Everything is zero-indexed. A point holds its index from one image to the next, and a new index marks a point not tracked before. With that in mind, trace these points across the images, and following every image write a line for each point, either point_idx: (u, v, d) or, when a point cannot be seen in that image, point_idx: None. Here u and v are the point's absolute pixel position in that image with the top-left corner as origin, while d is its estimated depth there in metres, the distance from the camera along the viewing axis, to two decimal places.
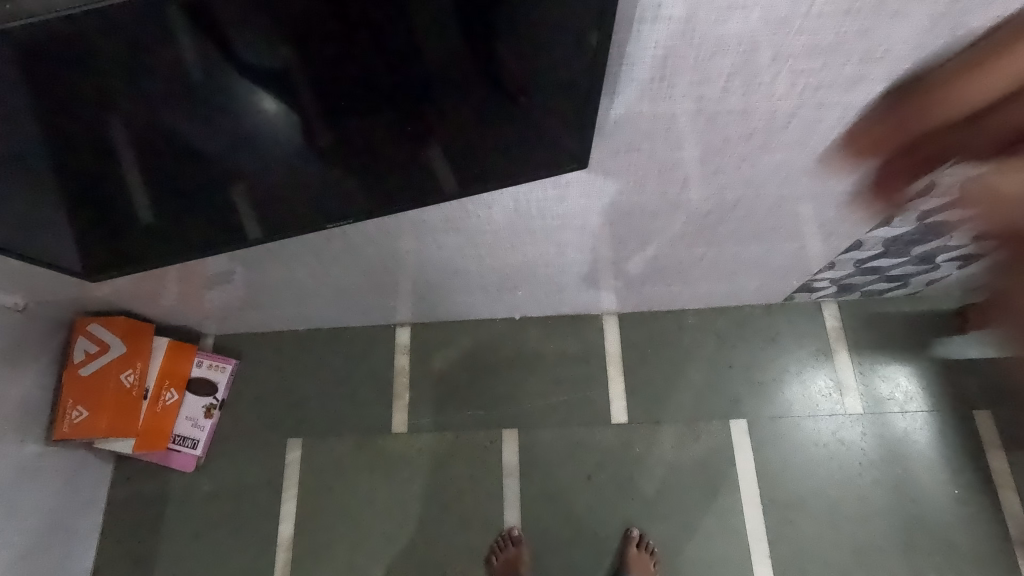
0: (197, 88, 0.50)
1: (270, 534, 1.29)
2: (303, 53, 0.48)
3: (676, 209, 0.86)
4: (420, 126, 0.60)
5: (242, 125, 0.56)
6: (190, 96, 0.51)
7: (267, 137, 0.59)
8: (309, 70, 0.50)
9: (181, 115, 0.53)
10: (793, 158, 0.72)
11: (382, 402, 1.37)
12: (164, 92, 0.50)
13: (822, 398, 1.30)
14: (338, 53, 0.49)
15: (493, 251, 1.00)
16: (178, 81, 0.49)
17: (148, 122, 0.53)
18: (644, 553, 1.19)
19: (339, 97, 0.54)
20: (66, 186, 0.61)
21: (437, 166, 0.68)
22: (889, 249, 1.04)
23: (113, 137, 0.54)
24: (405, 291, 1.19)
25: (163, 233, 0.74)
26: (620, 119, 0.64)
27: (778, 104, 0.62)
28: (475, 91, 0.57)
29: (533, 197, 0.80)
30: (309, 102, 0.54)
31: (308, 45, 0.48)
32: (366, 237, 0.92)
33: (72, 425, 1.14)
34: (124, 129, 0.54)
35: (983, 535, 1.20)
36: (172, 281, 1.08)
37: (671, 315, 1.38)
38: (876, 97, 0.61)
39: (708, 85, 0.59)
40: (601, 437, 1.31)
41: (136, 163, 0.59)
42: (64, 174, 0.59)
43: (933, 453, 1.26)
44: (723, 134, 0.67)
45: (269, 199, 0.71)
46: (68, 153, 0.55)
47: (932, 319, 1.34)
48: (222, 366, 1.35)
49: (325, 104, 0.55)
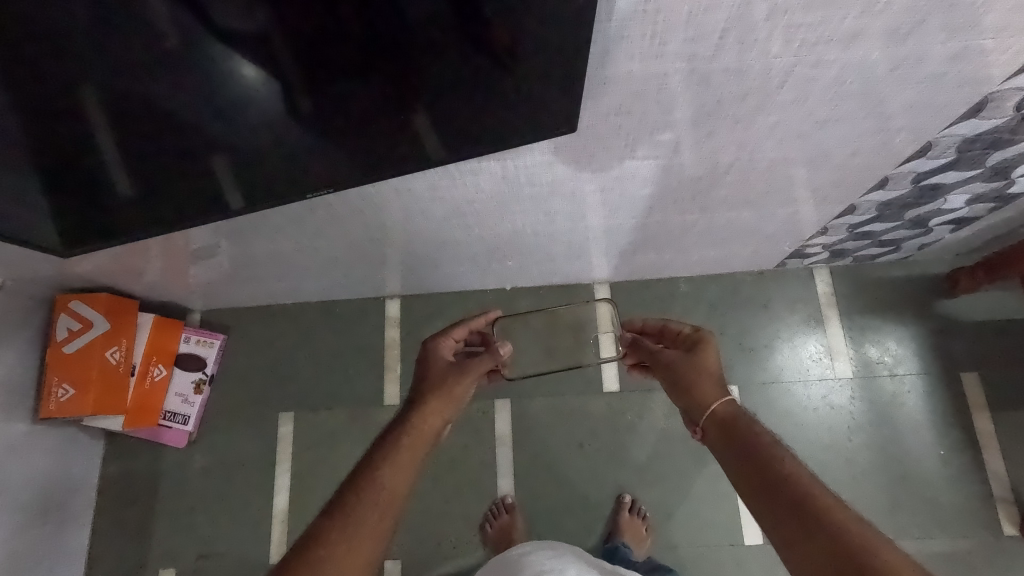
0: (164, 41, 0.48)
1: (265, 506, 1.30)
2: (271, 7, 0.45)
3: (668, 174, 0.84)
4: (406, 91, 0.57)
5: (214, 86, 0.53)
6: (158, 47, 0.48)
7: (243, 102, 0.55)
8: (280, 27, 0.47)
9: (150, 70, 0.50)
10: (787, 120, 0.70)
11: (373, 375, 1.36)
12: (131, 41, 0.47)
13: (813, 363, 1.31)
14: (310, 8, 0.46)
15: (482, 221, 0.98)
16: (144, 30, 0.47)
17: (118, 76, 0.50)
18: (636, 517, 1.22)
19: (315, 58, 0.51)
20: (36, 149, 0.58)
21: (427, 135, 0.64)
22: (882, 213, 1.03)
23: (81, 92, 0.52)
24: (393, 263, 1.17)
25: (144, 212, 0.71)
26: (609, 79, 0.61)
27: (773, 62, 0.59)
28: (459, 54, 0.54)
29: (521, 163, 0.78)
30: (284, 62, 0.51)
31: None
32: (351, 208, 0.90)
33: (58, 404, 1.13)
34: (95, 86, 0.51)
35: (966, 494, 1.23)
36: (155, 256, 1.05)
37: (662, 282, 1.37)
38: (876, 54, 0.58)
39: (700, 43, 0.56)
40: (593, 405, 1.31)
41: (108, 125, 0.56)
42: (33, 135, 0.56)
43: (920, 415, 1.27)
44: (716, 94, 0.64)
45: (251, 173, 0.67)
46: (35, 108, 0.53)
47: (923, 283, 1.34)
48: (211, 342, 1.33)
49: (302, 65, 0.51)
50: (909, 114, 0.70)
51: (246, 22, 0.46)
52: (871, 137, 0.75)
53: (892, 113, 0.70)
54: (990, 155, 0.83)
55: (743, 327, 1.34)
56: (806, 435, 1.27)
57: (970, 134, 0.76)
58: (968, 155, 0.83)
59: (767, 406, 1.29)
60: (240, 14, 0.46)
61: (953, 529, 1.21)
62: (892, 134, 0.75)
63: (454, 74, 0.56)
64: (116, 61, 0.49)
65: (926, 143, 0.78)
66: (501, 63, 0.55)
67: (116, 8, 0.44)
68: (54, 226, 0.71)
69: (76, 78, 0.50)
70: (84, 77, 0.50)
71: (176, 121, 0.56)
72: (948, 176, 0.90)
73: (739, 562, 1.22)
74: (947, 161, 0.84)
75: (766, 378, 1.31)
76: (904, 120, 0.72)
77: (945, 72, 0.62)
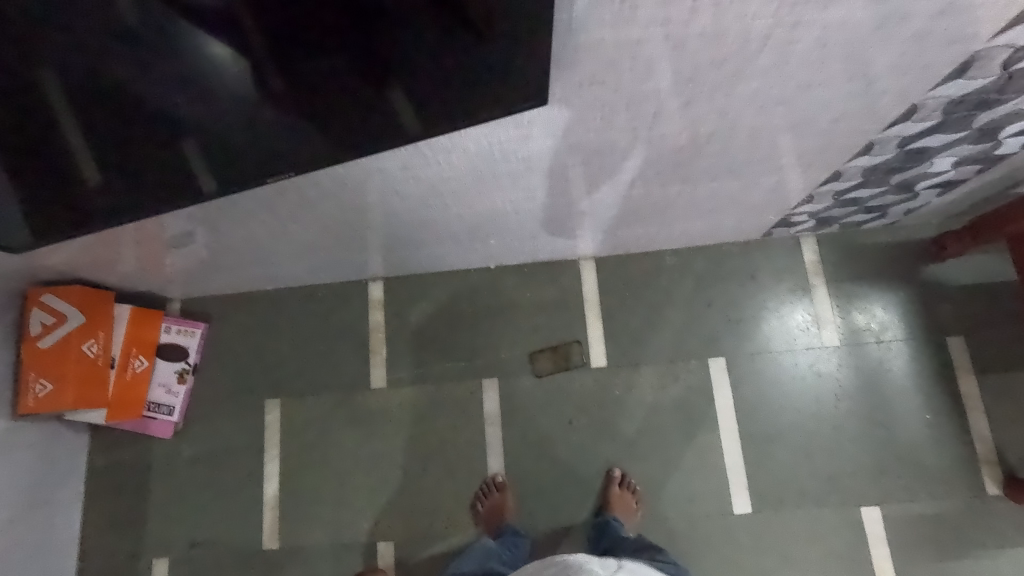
0: (120, 19, 0.44)
1: (256, 493, 1.30)
2: None
3: (648, 145, 0.81)
4: (375, 66, 0.53)
5: (176, 71, 0.50)
6: (116, 30, 0.45)
7: (211, 86, 0.52)
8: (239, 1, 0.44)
9: (110, 55, 0.47)
10: (769, 85, 0.68)
11: (358, 359, 1.35)
12: (85, 22, 0.44)
13: (800, 332, 1.31)
14: None
15: (459, 199, 0.95)
16: (104, 11, 0.43)
17: (76, 61, 0.47)
18: (626, 491, 1.23)
19: (283, 35, 0.48)
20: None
21: (401, 114, 0.61)
22: (868, 179, 1.01)
23: (38, 78, 0.48)
24: (373, 245, 1.14)
25: (116, 203, 0.67)
26: (581, 48, 0.58)
27: (751, 25, 0.56)
28: (427, 22, 0.50)
29: (495, 139, 0.75)
30: (251, 42, 0.48)
31: None
32: (322, 190, 0.87)
33: (37, 399, 1.11)
34: (54, 70, 0.48)
35: (951, 456, 1.24)
36: (127, 246, 1.02)
37: (649, 256, 1.35)
38: (859, 13, 0.56)
39: (674, 6, 0.53)
40: (581, 382, 1.31)
41: (69, 115, 0.53)
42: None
43: (906, 380, 1.28)
44: (693, 60, 0.62)
45: (223, 160, 0.63)
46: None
47: (909, 248, 1.33)
48: (192, 331, 1.31)
49: (269, 44, 0.48)
50: (895, 75, 0.68)
51: None
52: (857, 101, 0.73)
53: (877, 75, 0.68)
54: (977, 117, 0.81)
55: (730, 299, 1.33)
56: (793, 404, 1.28)
57: (957, 95, 0.74)
58: (954, 117, 0.81)
59: (754, 377, 1.29)
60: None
61: (937, 491, 1.23)
62: (877, 97, 0.73)
63: (421, 46, 0.53)
64: (75, 40, 0.46)
65: (912, 105, 0.76)
66: (470, 34, 0.52)
67: None
68: (24, 227, 0.67)
69: (33, 60, 0.47)
70: (40, 60, 0.47)
71: (140, 104, 0.53)
72: (934, 139, 0.88)
73: (729, 531, 1.23)
74: (932, 124, 0.82)
75: (753, 349, 1.31)
76: (890, 82, 0.69)
77: (930, 30, 0.60)
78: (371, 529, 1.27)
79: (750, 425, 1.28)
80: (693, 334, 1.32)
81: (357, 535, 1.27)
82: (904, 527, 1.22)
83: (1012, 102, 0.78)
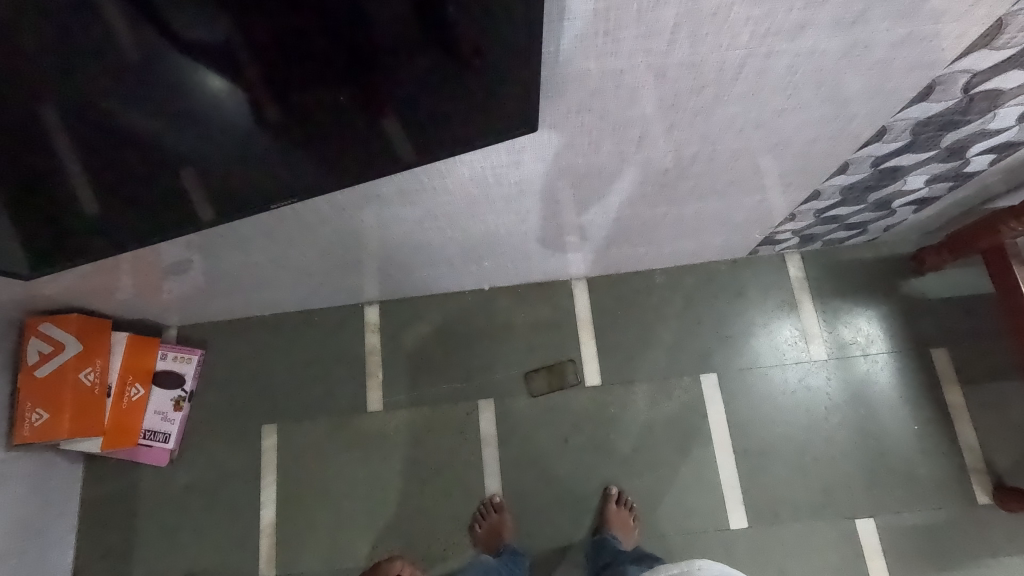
0: (129, 61, 0.47)
1: (252, 520, 1.29)
2: (240, 24, 0.46)
3: (634, 168, 0.85)
4: (373, 96, 0.57)
5: (182, 109, 0.53)
6: (125, 72, 0.48)
7: (214, 120, 0.55)
8: (246, 43, 0.47)
9: (121, 95, 0.50)
10: (747, 110, 0.71)
11: (356, 383, 1.36)
12: (98, 67, 0.47)
13: (789, 347, 1.34)
14: (273, 23, 0.46)
15: (453, 223, 0.98)
16: (106, 49, 0.46)
17: (86, 102, 0.50)
18: (623, 508, 1.23)
19: (286, 73, 0.51)
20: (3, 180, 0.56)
21: (397, 140, 0.64)
22: (846, 198, 1.05)
23: (48, 119, 0.51)
24: (371, 269, 1.17)
25: (114, 229, 0.68)
26: (568, 78, 0.62)
27: (726, 54, 0.60)
28: (423, 55, 0.53)
29: (487, 165, 0.79)
30: (255, 79, 0.51)
31: (245, 15, 0.45)
32: (320, 216, 0.89)
33: (32, 428, 1.10)
34: (55, 105, 0.50)
35: (941, 466, 1.26)
36: (126, 274, 1.04)
37: (639, 275, 1.39)
38: (826, 43, 0.60)
39: (654, 39, 0.57)
40: (577, 400, 1.33)
41: (75, 149, 0.55)
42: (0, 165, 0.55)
43: (895, 392, 1.31)
44: (675, 87, 0.65)
45: (223, 186, 0.66)
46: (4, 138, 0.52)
47: (891, 264, 1.37)
48: (189, 357, 1.32)
49: (272, 81, 0.52)
50: (866, 99, 0.72)
51: (206, 33, 0.46)
52: (831, 123, 0.77)
53: (848, 99, 0.72)
54: (945, 136, 0.86)
55: (720, 316, 1.36)
56: (786, 418, 1.30)
57: (923, 117, 0.78)
58: (922, 137, 0.85)
59: (747, 391, 1.32)
60: (202, 26, 0.45)
61: (929, 501, 1.25)
62: (849, 119, 0.77)
63: (417, 77, 0.56)
64: (78, 78, 0.48)
65: (882, 126, 0.80)
66: (462, 67, 0.56)
67: (78, 35, 0.44)
68: (25, 259, 0.68)
69: (35, 97, 0.49)
70: (44, 95, 0.49)
71: (142, 137, 0.55)
72: (906, 158, 0.92)
73: (725, 546, 1.24)
74: (903, 144, 0.86)
75: (743, 364, 1.33)
76: (860, 105, 0.73)
77: (894, 57, 0.64)
78: (369, 553, 1.26)
79: (743, 440, 1.29)
80: (685, 351, 1.35)
81: (355, 560, 1.26)
82: (897, 539, 1.23)
83: (976, 122, 0.82)
